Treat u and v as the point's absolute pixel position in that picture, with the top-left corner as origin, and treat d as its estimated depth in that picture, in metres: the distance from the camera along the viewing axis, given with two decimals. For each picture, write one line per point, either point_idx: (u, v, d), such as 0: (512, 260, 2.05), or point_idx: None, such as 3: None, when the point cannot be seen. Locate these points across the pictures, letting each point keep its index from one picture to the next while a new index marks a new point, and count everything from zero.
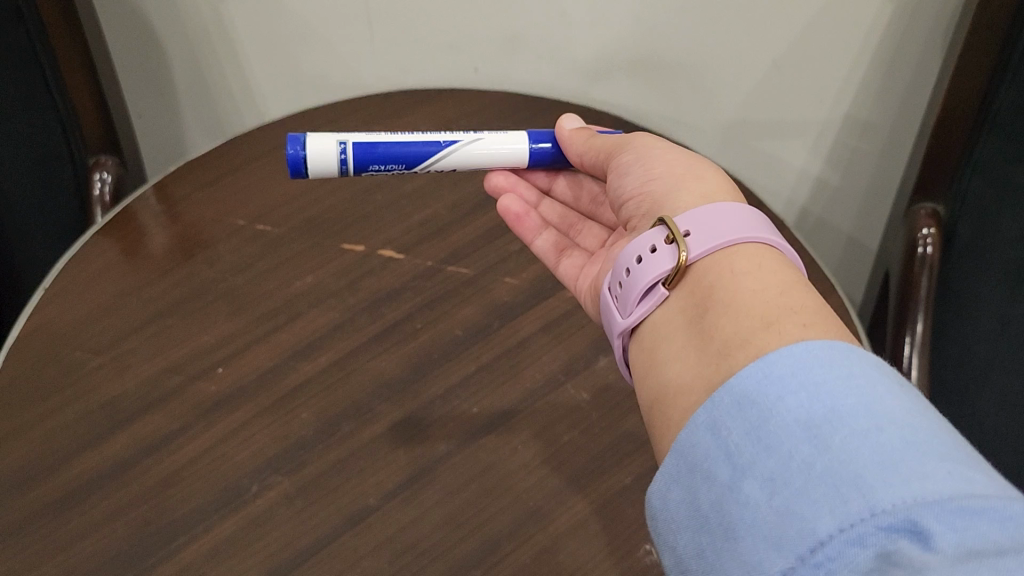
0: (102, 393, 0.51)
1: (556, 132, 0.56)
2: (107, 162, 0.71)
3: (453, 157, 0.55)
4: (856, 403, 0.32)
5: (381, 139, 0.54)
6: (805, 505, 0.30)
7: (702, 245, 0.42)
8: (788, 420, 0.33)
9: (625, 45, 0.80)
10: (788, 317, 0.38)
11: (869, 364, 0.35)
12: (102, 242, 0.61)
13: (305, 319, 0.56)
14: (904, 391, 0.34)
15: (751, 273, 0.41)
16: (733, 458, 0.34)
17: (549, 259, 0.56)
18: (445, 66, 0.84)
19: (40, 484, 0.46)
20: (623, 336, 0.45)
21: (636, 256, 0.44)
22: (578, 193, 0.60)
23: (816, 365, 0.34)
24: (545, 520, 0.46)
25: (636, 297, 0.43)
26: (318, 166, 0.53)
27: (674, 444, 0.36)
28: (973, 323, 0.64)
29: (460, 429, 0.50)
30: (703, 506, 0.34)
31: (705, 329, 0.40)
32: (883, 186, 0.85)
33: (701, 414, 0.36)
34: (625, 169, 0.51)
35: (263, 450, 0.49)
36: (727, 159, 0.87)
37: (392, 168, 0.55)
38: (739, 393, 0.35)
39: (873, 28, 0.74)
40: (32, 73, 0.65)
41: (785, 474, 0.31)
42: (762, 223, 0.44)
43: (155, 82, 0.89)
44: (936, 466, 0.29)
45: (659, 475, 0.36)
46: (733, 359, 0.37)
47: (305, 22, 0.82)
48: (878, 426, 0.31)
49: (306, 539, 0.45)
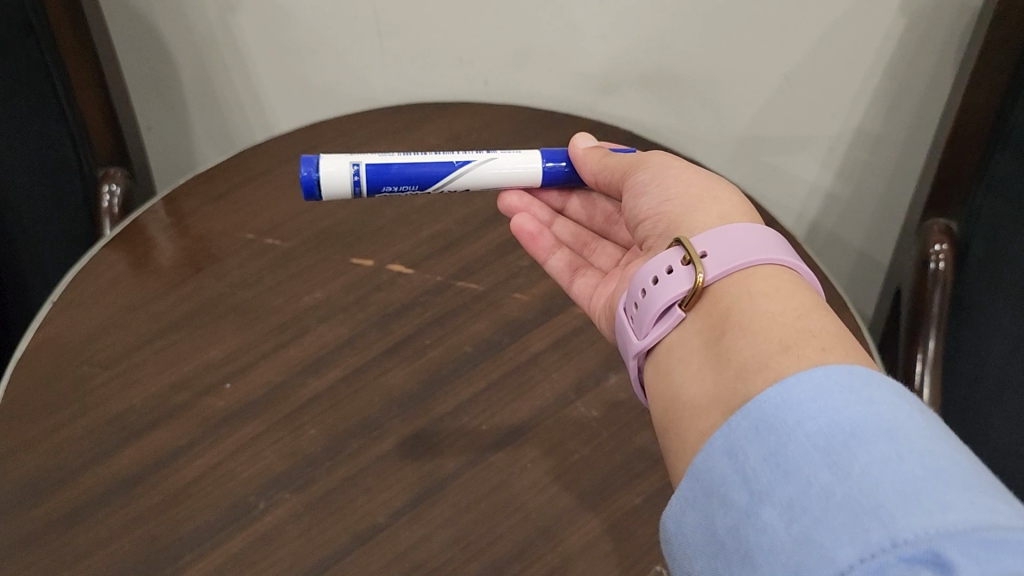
0: (109, 408, 0.51)
1: (569, 151, 0.56)
2: (116, 174, 0.70)
3: (466, 177, 0.54)
4: (876, 428, 0.32)
5: (394, 160, 0.54)
6: (824, 532, 0.30)
7: (719, 266, 0.42)
8: (806, 446, 0.33)
9: (635, 58, 0.79)
10: (806, 341, 0.38)
11: (889, 391, 0.34)
12: (111, 255, 0.61)
13: (314, 334, 0.56)
14: (923, 417, 0.34)
15: (770, 295, 0.41)
16: (750, 483, 0.33)
17: (563, 278, 0.56)
18: (455, 80, 0.84)
19: (46, 499, 0.46)
20: (639, 357, 0.44)
21: (652, 277, 0.43)
22: (592, 212, 0.60)
23: (836, 391, 0.34)
24: (555, 540, 0.45)
25: (652, 318, 0.43)
26: (331, 189, 0.53)
27: (690, 468, 0.36)
28: (985, 342, 0.64)
29: (469, 447, 0.50)
30: (719, 532, 0.34)
31: (722, 351, 0.40)
32: (895, 199, 0.85)
33: (717, 439, 0.35)
34: (641, 188, 0.50)
35: (271, 467, 0.48)
36: (737, 174, 0.87)
37: (406, 190, 0.55)
38: (757, 417, 0.35)
39: (886, 42, 0.73)
40: (42, 85, 0.65)
41: (804, 501, 0.31)
42: (779, 244, 0.44)
43: (164, 95, 0.89)
44: (960, 497, 0.29)
45: (674, 499, 0.36)
46: (751, 382, 0.37)
47: (315, 34, 0.82)
48: (899, 455, 0.31)
49: (315, 557, 0.44)
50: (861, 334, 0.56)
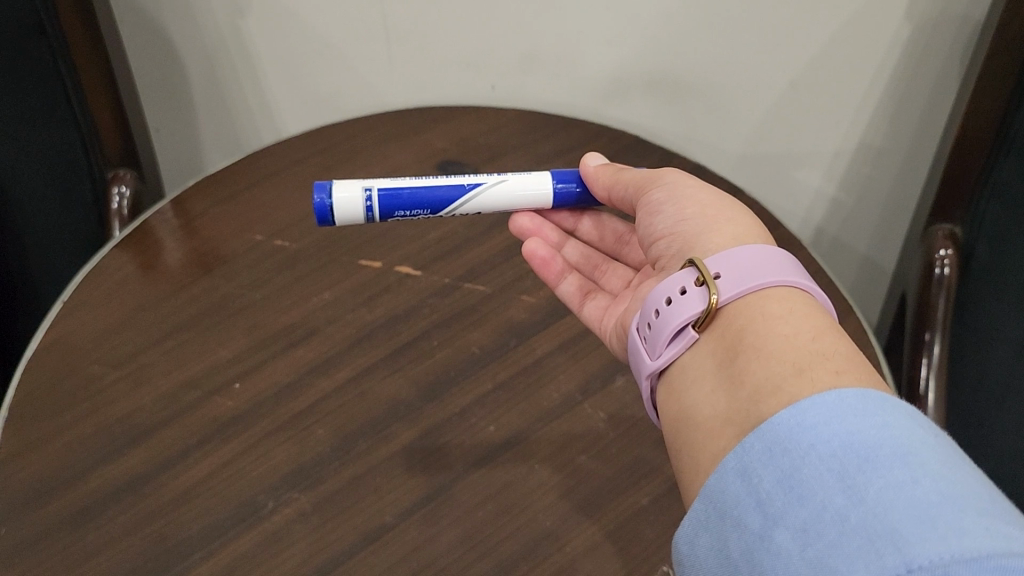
0: (119, 407, 0.51)
1: (580, 171, 0.56)
2: (126, 176, 0.71)
3: (477, 201, 0.55)
4: (891, 452, 0.32)
5: (405, 185, 0.54)
6: (839, 558, 0.30)
7: (732, 289, 0.43)
8: (819, 470, 0.33)
9: (641, 65, 0.80)
10: (820, 365, 0.38)
11: (903, 415, 0.35)
12: (120, 256, 0.62)
13: (322, 335, 0.56)
14: (938, 441, 0.34)
15: (784, 317, 0.41)
16: (763, 507, 0.34)
17: (573, 301, 0.56)
18: (463, 84, 0.85)
19: (57, 498, 0.47)
20: (652, 378, 0.45)
21: (665, 298, 0.44)
22: (602, 233, 0.60)
23: (849, 414, 0.34)
24: (561, 541, 0.45)
25: (665, 339, 0.43)
26: (345, 215, 0.53)
27: (703, 490, 0.37)
28: (989, 347, 0.64)
29: (476, 448, 0.50)
30: (732, 555, 0.34)
31: (735, 373, 0.40)
32: (900, 207, 0.85)
33: (731, 460, 0.36)
34: (656, 208, 0.51)
35: (281, 466, 0.49)
36: (742, 180, 0.88)
37: (416, 214, 0.55)
38: (771, 440, 0.35)
39: (891, 51, 0.74)
40: (53, 89, 0.66)
41: (818, 526, 0.31)
42: (791, 265, 0.44)
43: (172, 100, 0.90)
44: (974, 522, 0.29)
45: (687, 521, 0.37)
46: (765, 406, 0.37)
47: (323, 39, 0.82)
48: (913, 480, 0.31)
49: (324, 556, 0.45)
50: (868, 339, 0.57)
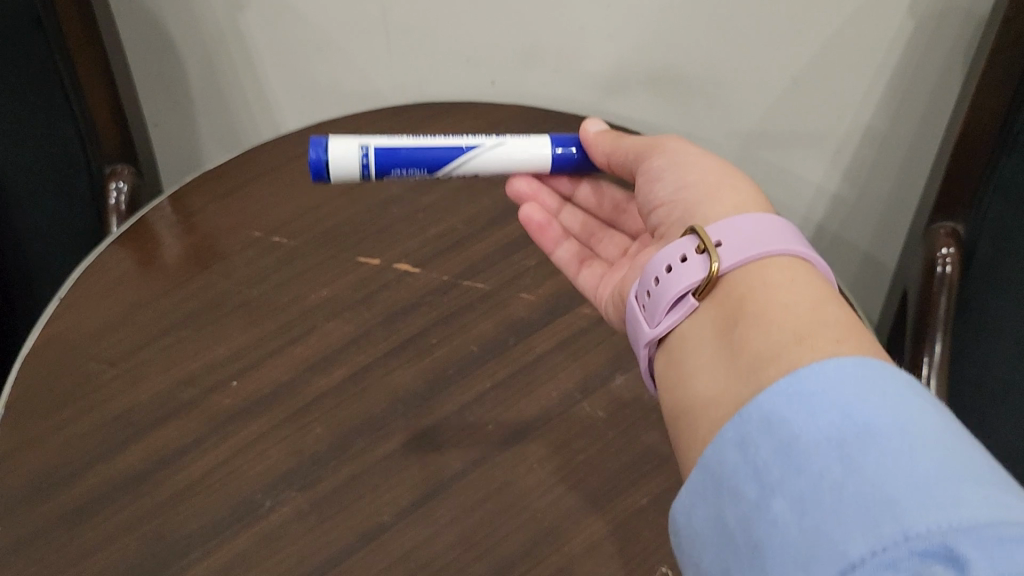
0: (116, 404, 0.51)
1: (580, 136, 0.56)
2: (124, 172, 0.70)
3: (473, 161, 0.54)
4: (887, 421, 0.32)
5: (403, 143, 0.54)
6: (836, 526, 0.30)
7: (734, 257, 0.42)
8: (817, 438, 0.32)
9: (642, 59, 0.79)
10: (821, 332, 0.38)
11: (901, 383, 0.34)
12: (118, 252, 0.62)
13: (320, 332, 0.56)
14: (934, 408, 0.34)
15: (786, 286, 0.41)
16: (760, 476, 0.34)
17: (569, 268, 0.56)
18: (463, 80, 0.84)
19: (53, 496, 0.46)
20: (650, 345, 0.45)
21: (666, 265, 0.44)
22: (601, 200, 0.60)
23: (846, 382, 0.34)
24: (560, 540, 0.45)
25: (664, 307, 0.43)
26: (340, 171, 0.53)
27: (700, 459, 0.36)
28: (992, 350, 0.64)
29: (475, 446, 0.50)
30: (730, 523, 0.34)
31: (734, 340, 0.40)
32: (903, 203, 0.85)
33: (728, 430, 0.36)
34: (655, 175, 0.51)
35: (279, 465, 0.48)
36: (743, 176, 0.87)
37: (415, 173, 0.55)
38: (769, 409, 0.35)
39: (895, 44, 0.74)
40: (50, 82, 0.65)
41: (815, 494, 0.31)
42: (792, 232, 0.44)
43: (171, 96, 0.89)
44: (972, 491, 0.29)
45: (685, 490, 0.37)
46: (765, 374, 0.37)
47: (323, 33, 0.82)
48: (910, 448, 0.31)
49: (321, 555, 0.44)
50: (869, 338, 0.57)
